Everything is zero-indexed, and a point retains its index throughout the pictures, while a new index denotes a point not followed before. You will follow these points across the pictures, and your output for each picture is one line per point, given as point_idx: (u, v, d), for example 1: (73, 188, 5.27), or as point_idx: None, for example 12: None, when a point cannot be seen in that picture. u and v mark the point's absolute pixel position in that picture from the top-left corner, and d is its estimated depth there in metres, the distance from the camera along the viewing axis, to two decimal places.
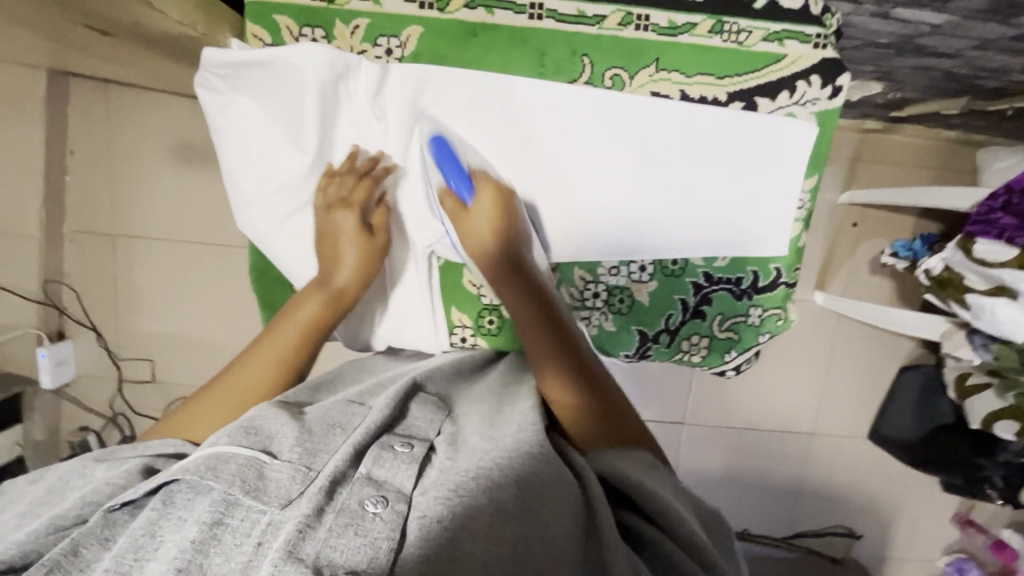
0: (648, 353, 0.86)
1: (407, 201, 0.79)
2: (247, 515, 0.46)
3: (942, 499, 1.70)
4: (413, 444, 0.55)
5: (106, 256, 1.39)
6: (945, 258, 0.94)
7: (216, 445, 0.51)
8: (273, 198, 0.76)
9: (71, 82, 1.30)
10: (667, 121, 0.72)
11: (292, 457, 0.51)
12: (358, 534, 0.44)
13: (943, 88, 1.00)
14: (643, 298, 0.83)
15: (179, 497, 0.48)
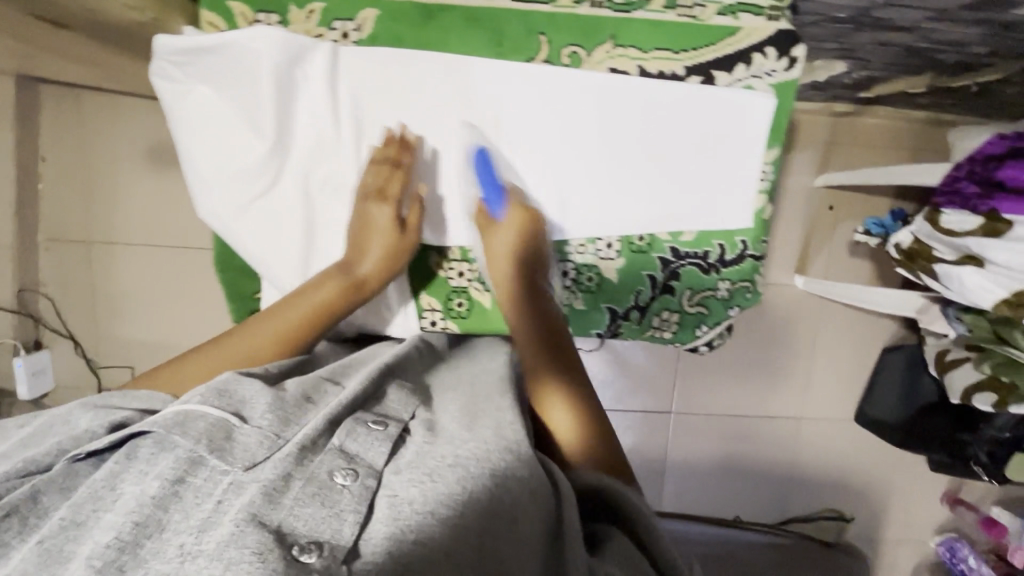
0: (619, 329, 0.91)
1: (370, 181, 0.77)
2: (209, 475, 0.49)
3: (932, 478, 1.70)
4: (384, 425, 0.59)
5: (82, 263, 1.38)
6: (914, 231, 0.95)
7: (187, 403, 0.55)
8: (238, 177, 0.77)
9: (41, 88, 1.28)
10: (623, 95, 0.76)
11: (262, 421, 0.55)
12: (326, 503, 0.48)
13: (906, 64, 1.01)
14: (613, 276, 0.87)
15: (142, 450, 0.51)
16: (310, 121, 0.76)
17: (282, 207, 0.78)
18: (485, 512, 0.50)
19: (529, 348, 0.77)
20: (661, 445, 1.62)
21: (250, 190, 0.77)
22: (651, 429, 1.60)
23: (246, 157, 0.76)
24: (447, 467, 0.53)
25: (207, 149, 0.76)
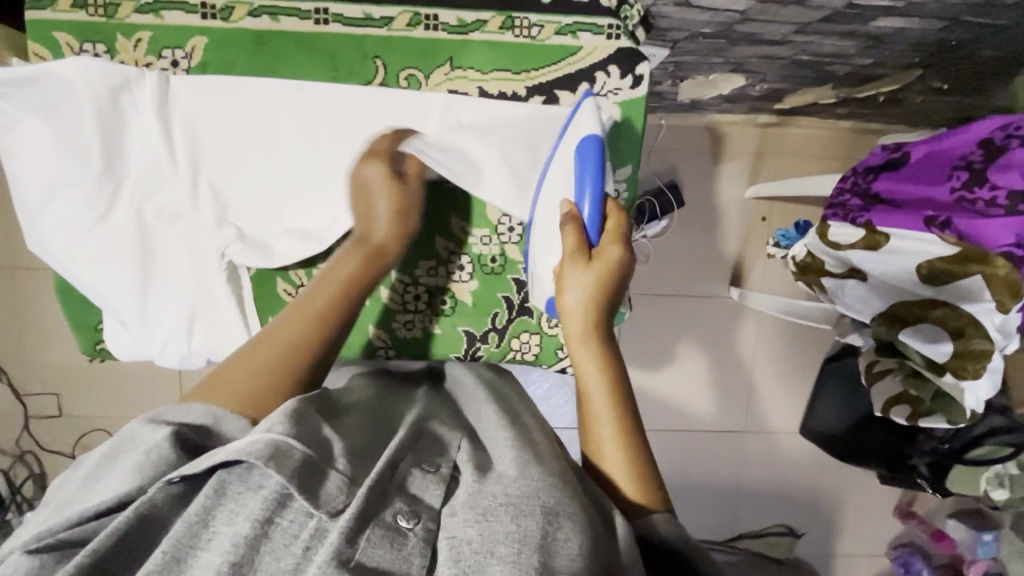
0: (479, 355, 0.81)
1: (190, 210, 0.70)
2: (295, 517, 0.46)
3: (882, 490, 1.67)
4: (438, 466, 0.54)
5: (4, 290, 1.37)
6: (807, 244, 0.94)
7: (271, 431, 0.48)
8: (62, 213, 0.67)
9: None
10: (462, 114, 0.72)
11: (341, 464, 0.50)
12: (394, 549, 0.45)
13: (802, 77, 1.01)
14: (466, 298, 0.79)
15: (231, 486, 0.47)
16: (144, 147, 0.68)
17: (106, 237, 0.69)
18: (547, 546, 0.45)
19: (604, 395, 0.58)
20: None
21: (72, 221, 0.68)
22: None
23: (73, 187, 0.67)
24: (528, 498, 0.48)
25: (21, 186, 0.67)
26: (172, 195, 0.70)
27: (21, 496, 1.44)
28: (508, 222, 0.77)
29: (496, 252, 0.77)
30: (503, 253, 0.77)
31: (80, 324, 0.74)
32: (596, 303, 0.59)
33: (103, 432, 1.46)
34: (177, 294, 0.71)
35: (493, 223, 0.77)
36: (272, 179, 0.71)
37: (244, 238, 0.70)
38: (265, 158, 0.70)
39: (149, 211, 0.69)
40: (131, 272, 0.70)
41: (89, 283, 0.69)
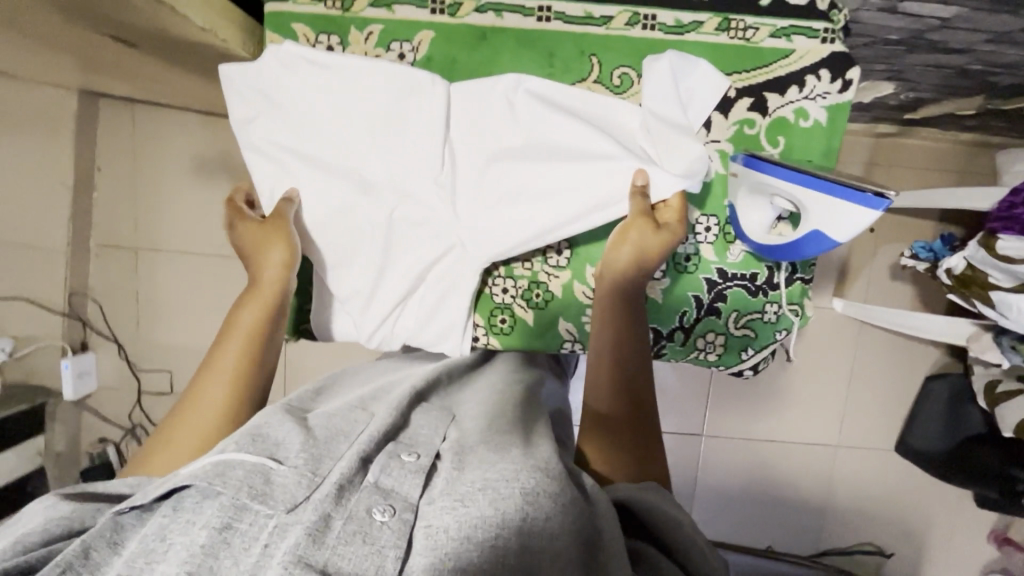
0: (661, 352, 0.77)
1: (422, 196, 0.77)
2: (255, 520, 0.43)
3: (976, 514, 1.61)
4: (419, 455, 0.53)
5: (129, 269, 1.44)
6: (967, 257, 0.93)
7: (223, 451, 0.48)
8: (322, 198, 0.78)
9: (101, 101, 1.37)
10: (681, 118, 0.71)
11: (299, 461, 0.48)
12: (366, 543, 0.43)
13: (957, 86, 0.99)
14: (657, 295, 0.74)
15: (187, 500, 0.45)
16: (394, 148, 0.76)
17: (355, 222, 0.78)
18: (524, 528, 0.45)
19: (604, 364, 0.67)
20: (690, 468, 1.57)
21: (330, 208, 0.77)
22: (681, 453, 1.56)
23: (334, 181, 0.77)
24: (506, 481, 0.48)
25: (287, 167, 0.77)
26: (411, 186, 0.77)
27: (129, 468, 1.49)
28: (707, 222, 0.74)
29: (691, 250, 0.74)
30: (697, 249, 0.74)
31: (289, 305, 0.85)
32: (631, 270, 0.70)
33: None
34: (401, 281, 0.79)
35: (691, 221, 0.74)
36: (501, 169, 0.75)
37: (470, 234, 0.76)
38: (495, 158, 0.75)
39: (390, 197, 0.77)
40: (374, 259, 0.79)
41: (334, 260, 0.79)
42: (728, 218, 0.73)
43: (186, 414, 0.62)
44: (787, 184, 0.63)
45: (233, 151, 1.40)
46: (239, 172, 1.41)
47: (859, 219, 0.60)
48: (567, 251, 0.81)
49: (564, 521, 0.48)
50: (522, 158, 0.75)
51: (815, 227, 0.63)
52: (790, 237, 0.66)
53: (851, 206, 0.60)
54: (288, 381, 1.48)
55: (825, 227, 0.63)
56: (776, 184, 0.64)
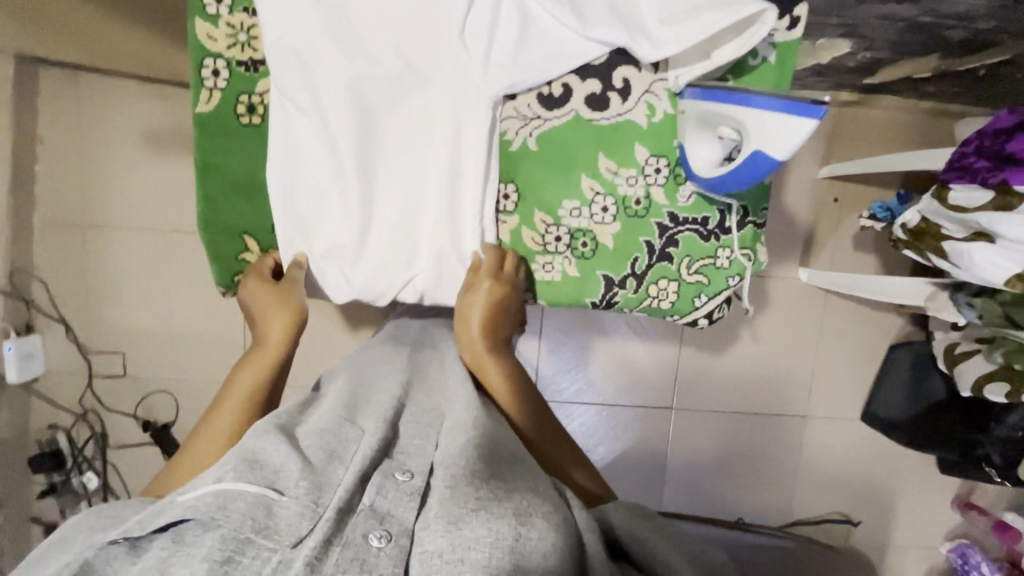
0: (615, 301, 0.76)
1: (387, 119, 0.71)
2: (257, 553, 0.44)
3: (940, 480, 1.64)
4: (414, 474, 0.53)
5: (77, 247, 1.38)
6: (922, 210, 0.93)
7: (220, 482, 0.47)
8: (288, 64, 0.68)
9: (41, 68, 1.30)
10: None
11: (301, 490, 0.48)
12: (364, 570, 0.43)
13: (912, 43, 0.99)
14: (608, 242, 0.74)
15: (186, 533, 0.45)
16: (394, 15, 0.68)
17: (303, 131, 0.71)
18: (518, 547, 0.45)
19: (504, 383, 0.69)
20: (662, 443, 1.57)
21: (287, 129, 0.71)
22: (653, 427, 1.56)
23: (318, 35, 0.68)
24: (501, 501, 0.49)
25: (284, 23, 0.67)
26: (405, 52, 0.68)
27: (82, 455, 1.43)
28: (656, 163, 0.71)
29: (641, 193, 0.72)
30: (647, 193, 0.72)
31: (221, 256, 0.79)
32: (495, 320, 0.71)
33: (167, 394, 1.47)
34: (343, 221, 0.73)
35: (640, 163, 0.72)
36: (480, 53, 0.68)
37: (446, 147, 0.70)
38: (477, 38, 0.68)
39: (366, 88, 0.69)
40: (313, 188, 0.72)
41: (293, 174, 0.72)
42: (678, 158, 0.70)
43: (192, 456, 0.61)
44: (722, 106, 0.61)
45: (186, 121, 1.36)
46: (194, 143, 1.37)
47: (798, 134, 0.56)
48: (514, 193, 0.74)
49: (559, 540, 0.48)
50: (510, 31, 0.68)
51: (755, 146, 0.58)
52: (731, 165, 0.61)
53: (794, 120, 0.55)
54: None
55: (764, 145, 0.58)
56: (716, 109, 0.61)
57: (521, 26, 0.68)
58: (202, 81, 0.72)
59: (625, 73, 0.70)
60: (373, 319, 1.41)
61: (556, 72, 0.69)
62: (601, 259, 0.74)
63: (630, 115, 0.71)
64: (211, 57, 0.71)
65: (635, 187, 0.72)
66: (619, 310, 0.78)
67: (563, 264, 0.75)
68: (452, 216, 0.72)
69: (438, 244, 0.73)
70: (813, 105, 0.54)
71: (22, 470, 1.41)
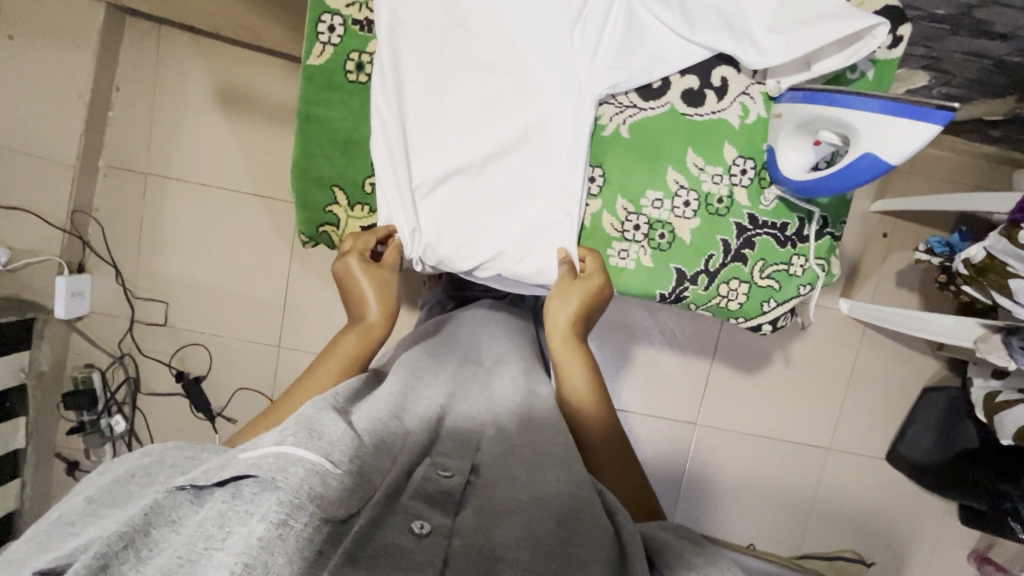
0: (683, 297, 0.77)
1: (486, 94, 0.73)
2: (310, 520, 0.40)
3: (958, 530, 1.61)
4: (454, 471, 0.52)
5: (138, 196, 1.43)
6: (987, 246, 0.94)
7: (281, 442, 0.44)
8: (403, 28, 0.72)
9: (128, 19, 1.35)
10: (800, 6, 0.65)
11: (351, 467, 0.45)
12: (407, 558, 0.42)
13: (992, 83, 0.99)
14: (685, 236, 0.75)
15: (246, 490, 0.41)
16: None
17: (405, 101, 0.74)
18: (559, 552, 0.44)
19: (586, 385, 0.68)
20: (681, 457, 1.56)
21: (388, 82, 0.73)
22: (674, 439, 1.55)
23: (433, 15, 0.72)
24: (537, 507, 0.47)
25: None
26: (508, 34, 0.71)
27: (113, 397, 1.46)
28: (743, 165, 0.73)
29: (724, 192, 0.73)
30: (731, 193, 0.73)
31: (310, 206, 0.81)
32: (581, 318, 0.71)
33: (202, 348, 1.49)
34: (425, 188, 0.75)
35: (727, 162, 0.73)
36: (586, 41, 0.70)
37: (542, 127, 0.73)
38: (583, 28, 0.70)
39: (473, 61, 0.72)
40: (393, 154, 0.74)
41: (388, 129, 0.73)
42: (766, 162, 0.72)
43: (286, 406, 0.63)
44: (829, 108, 0.62)
45: (257, 84, 1.40)
46: (261, 106, 1.41)
47: (915, 136, 0.57)
48: (600, 178, 0.75)
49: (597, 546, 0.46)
50: (618, 28, 0.70)
51: (869, 149, 0.59)
52: (833, 168, 0.62)
53: (908, 123, 0.57)
54: (286, 328, 1.48)
55: (876, 150, 0.59)
56: (817, 112, 0.63)
57: (629, 23, 0.70)
58: (318, 36, 0.75)
59: (723, 73, 0.72)
60: (412, 298, 1.43)
61: (658, 74, 0.71)
62: (676, 253, 0.75)
63: (724, 114, 0.72)
64: (329, 14, 0.75)
65: (720, 184, 0.73)
66: (685, 306, 0.79)
67: (637, 254, 0.76)
68: (532, 197, 0.75)
69: (515, 222, 0.76)
70: (935, 109, 0.55)
71: (54, 404, 1.44)
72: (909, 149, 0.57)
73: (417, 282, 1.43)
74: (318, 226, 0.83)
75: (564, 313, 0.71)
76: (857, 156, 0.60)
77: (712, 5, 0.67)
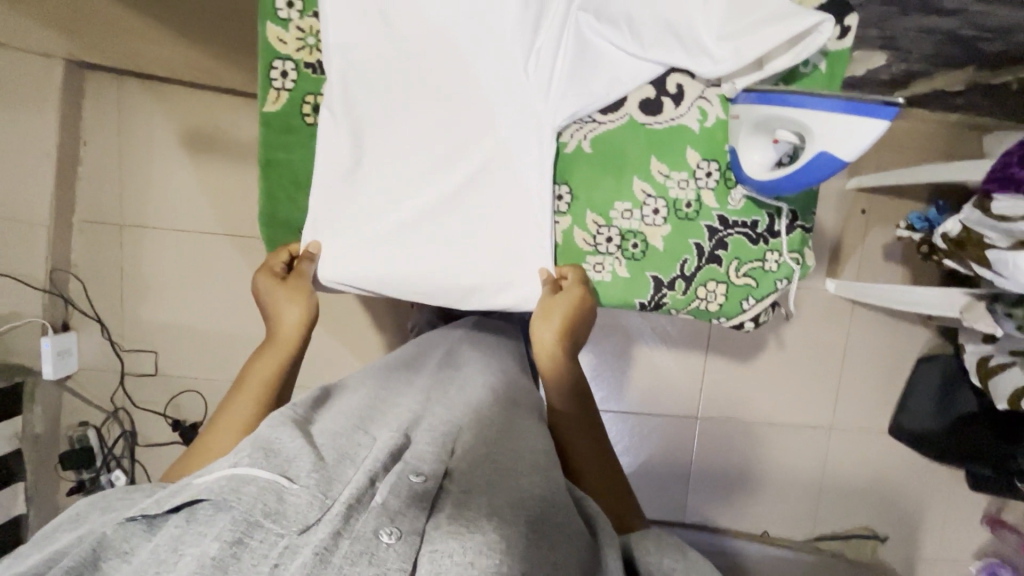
0: (663, 303, 0.77)
1: (446, 124, 0.73)
2: (266, 537, 0.40)
3: (969, 495, 1.61)
4: (427, 476, 0.49)
5: (115, 247, 1.42)
6: (963, 219, 0.95)
7: (236, 466, 0.44)
8: (356, 72, 0.72)
9: (89, 73, 1.35)
10: (750, 11, 0.65)
11: (312, 480, 0.45)
12: (371, 565, 0.39)
13: (948, 55, 1.00)
14: (657, 244, 0.75)
15: (201, 512, 0.42)
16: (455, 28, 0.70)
17: (365, 140, 0.74)
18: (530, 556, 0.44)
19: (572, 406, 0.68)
20: (685, 451, 1.56)
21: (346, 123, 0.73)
22: (676, 436, 1.56)
23: (383, 54, 0.71)
24: (512, 508, 0.47)
25: (351, 23, 0.70)
26: (460, 70, 0.71)
27: (111, 452, 1.44)
28: (707, 167, 0.73)
29: (692, 196, 0.74)
30: (699, 197, 0.74)
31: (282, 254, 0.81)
32: (569, 336, 0.70)
33: (196, 394, 1.48)
34: (398, 225, 0.75)
35: (691, 167, 0.73)
36: (541, 69, 0.71)
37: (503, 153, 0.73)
38: (537, 55, 0.70)
39: (430, 92, 0.72)
40: (360, 194, 0.75)
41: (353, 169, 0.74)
42: (729, 162, 0.72)
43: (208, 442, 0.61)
44: (784, 108, 0.62)
45: (224, 126, 1.39)
46: (231, 147, 1.40)
47: (866, 133, 0.58)
48: (568, 195, 0.76)
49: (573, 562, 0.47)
50: (571, 52, 0.70)
51: (825, 146, 0.59)
52: (791, 166, 0.63)
53: (859, 120, 0.58)
54: None
55: (830, 147, 0.59)
56: (771, 112, 0.63)
57: (580, 45, 0.70)
58: (271, 82, 0.75)
59: (679, 79, 0.72)
60: (401, 322, 1.43)
61: (617, 94, 0.71)
62: (651, 261, 0.75)
63: (683, 120, 0.73)
64: (280, 61, 0.74)
65: (687, 188, 0.74)
66: (666, 311, 0.79)
67: (611, 266, 0.76)
68: (507, 222, 0.75)
69: (492, 249, 0.75)
70: (883, 104, 0.56)
71: (52, 465, 1.42)
72: (862, 146, 0.58)
73: (405, 305, 1.43)
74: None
75: (551, 332, 0.69)
76: (812, 155, 0.61)
77: (658, 20, 0.68)
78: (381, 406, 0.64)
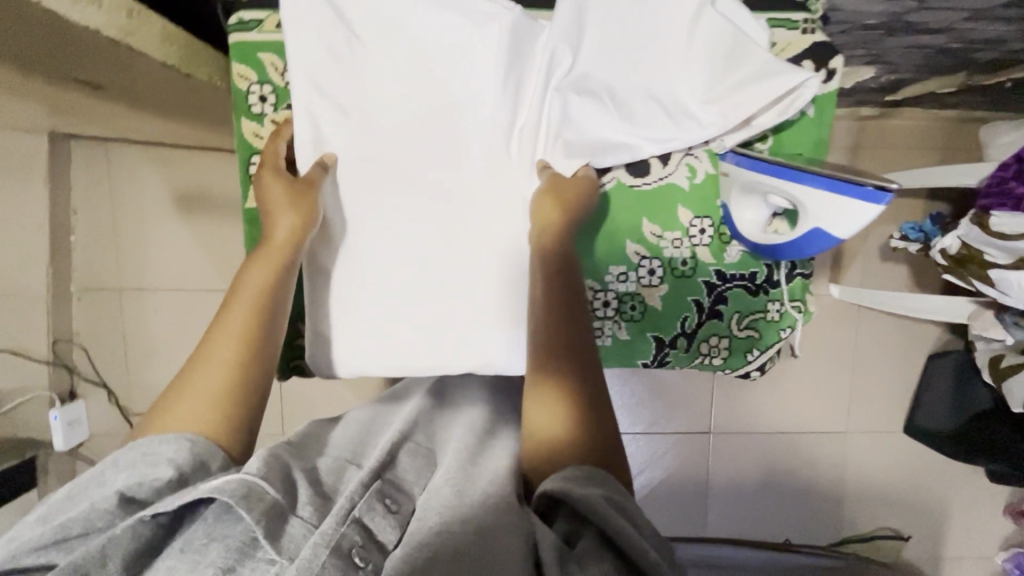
0: (667, 361, 0.79)
1: (429, 205, 0.74)
2: (257, 566, 0.40)
3: (990, 488, 1.59)
4: (400, 508, 0.49)
5: (114, 313, 1.41)
6: (962, 236, 0.95)
7: (247, 474, 0.45)
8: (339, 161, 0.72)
9: (72, 146, 1.34)
10: (734, 74, 0.66)
11: (308, 509, 0.45)
12: None
13: (937, 65, 0.98)
14: (657, 304, 0.76)
15: (197, 541, 0.42)
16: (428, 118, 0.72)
17: (347, 228, 0.74)
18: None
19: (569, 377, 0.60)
20: (700, 467, 1.55)
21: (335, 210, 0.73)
22: (690, 453, 1.55)
23: (366, 140, 0.72)
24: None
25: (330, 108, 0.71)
26: (438, 158, 0.73)
27: None
28: (701, 225, 0.74)
29: (687, 254, 0.74)
30: (694, 255, 0.74)
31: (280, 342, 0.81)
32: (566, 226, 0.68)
33: None
34: (394, 308, 0.75)
35: (684, 225, 0.74)
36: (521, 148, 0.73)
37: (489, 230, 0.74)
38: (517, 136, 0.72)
39: (414, 172, 0.73)
40: (355, 280, 0.75)
41: (349, 257, 0.74)
42: (723, 218, 0.73)
43: (199, 368, 0.57)
44: (780, 183, 0.64)
45: (210, 183, 1.38)
46: (219, 205, 1.39)
47: (860, 215, 0.60)
48: None
49: None
50: (554, 123, 0.71)
51: (819, 225, 0.63)
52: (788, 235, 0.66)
53: (854, 203, 0.60)
54: (284, 412, 1.43)
55: (824, 224, 0.62)
56: (768, 183, 0.65)
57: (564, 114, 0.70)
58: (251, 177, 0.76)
59: None
60: None
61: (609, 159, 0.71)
62: (651, 322, 0.76)
63: (672, 178, 0.73)
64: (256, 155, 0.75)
65: (681, 245, 0.74)
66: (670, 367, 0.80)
67: (612, 330, 0.77)
68: (499, 296, 0.76)
69: (487, 324, 0.76)
70: (877, 192, 0.58)
71: None
72: (856, 228, 0.61)
73: None
74: (289, 358, 0.82)
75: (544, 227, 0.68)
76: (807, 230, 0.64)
77: (641, 88, 0.68)
78: (370, 440, 0.62)
